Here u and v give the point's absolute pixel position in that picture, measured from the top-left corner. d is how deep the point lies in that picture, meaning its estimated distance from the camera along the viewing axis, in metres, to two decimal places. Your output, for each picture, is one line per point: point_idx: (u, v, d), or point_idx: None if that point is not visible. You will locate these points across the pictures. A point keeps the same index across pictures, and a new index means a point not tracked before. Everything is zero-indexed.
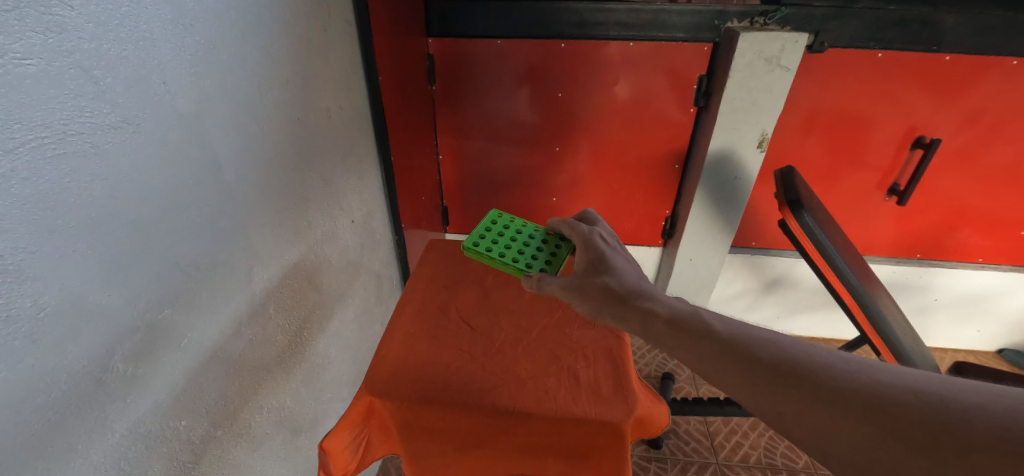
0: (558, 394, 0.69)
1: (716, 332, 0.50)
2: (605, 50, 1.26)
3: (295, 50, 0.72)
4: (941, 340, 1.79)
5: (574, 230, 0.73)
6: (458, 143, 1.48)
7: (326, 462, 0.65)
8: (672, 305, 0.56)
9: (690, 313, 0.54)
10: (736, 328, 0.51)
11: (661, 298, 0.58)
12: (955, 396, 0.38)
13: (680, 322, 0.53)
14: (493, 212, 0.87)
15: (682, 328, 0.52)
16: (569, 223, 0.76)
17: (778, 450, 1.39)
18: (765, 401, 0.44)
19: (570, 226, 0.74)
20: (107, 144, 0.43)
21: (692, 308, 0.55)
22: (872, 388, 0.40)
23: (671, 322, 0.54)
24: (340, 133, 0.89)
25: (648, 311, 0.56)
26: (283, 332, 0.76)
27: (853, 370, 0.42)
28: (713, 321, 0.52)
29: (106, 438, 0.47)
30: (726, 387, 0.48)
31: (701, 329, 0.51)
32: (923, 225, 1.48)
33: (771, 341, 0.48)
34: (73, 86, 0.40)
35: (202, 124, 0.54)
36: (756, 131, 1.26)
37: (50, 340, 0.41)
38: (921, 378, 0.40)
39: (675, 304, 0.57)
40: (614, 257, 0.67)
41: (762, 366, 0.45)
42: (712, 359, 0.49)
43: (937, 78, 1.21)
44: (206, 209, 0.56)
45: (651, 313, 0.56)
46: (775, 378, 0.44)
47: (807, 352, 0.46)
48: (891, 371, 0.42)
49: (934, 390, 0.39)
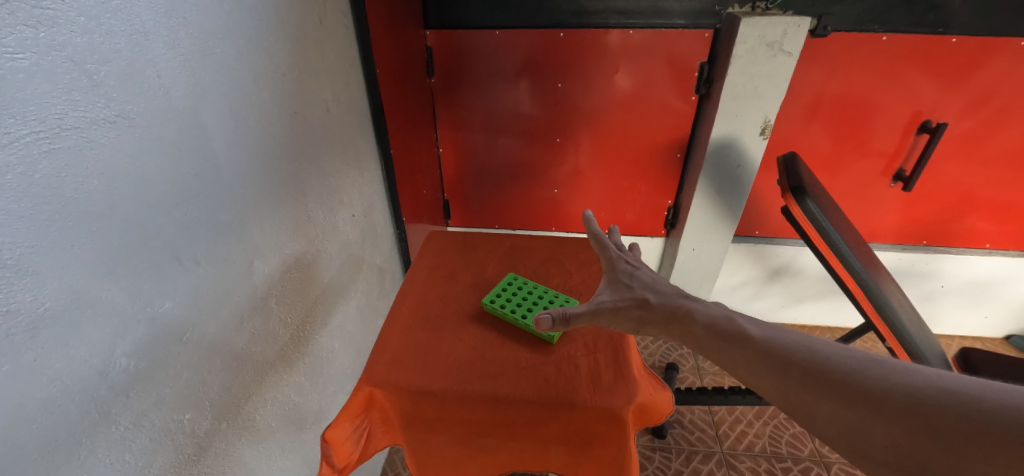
0: (558, 381, 0.68)
1: (752, 337, 0.51)
2: (605, 39, 1.25)
3: (292, 42, 0.72)
4: (947, 327, 1.78)
5: (602, 253, 0.72)
6: (459, 136, 1.48)
7: (329, 452, 0.66)
8: (709, 310, 0.56)
9: (728, 318, 0.55)
10: (771, 332, 0.51)
11: (696, 305, 0.58)
12: (985, 395, 0.37)
13: (719, 327, 0.54)
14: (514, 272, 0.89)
15: (722, 333, 0.53)
16: (596, 243, 0.75)
17: (783, 438, 1.39)
18: (797, 399, 0.45)
19: (598, 247, 0.74)
20: (103, 138, 0.43)
21: (728, 313, 0.56)
22: (902, 390, 0.40)
23: (710, 326, 0.54)
24: (339, 127, 0.89)
25: (686, 316, 0.57)
26: (285, 325, 0.76)
27: (884, 371, 0.42)
28: (750, 327, 0.52)
29: (110, 430, 0.47)
30: (762, 389, 0.48)
31: (738, 334, 0.52)
32: (929, 210, 1.47)
33: (805, 343, 0.48)
34: (66, 81, 0.40)
35: (200, 118, 0.54)
36: (759, 118, 1.24)
37: (51, 333, 0.41)
38: (952, 378, 0.40)
39: (711, 309, 0.57)
40: (645, 273, 0.67)
41: (796, 368, 0.46)
42: (748, 362, 0.50)
43: (945, 61, 1.19)
44: (207, 204, 0.56)
45: (689, 318, 0.57)
46: (808, 378, 0.45)
47: (839, 354, 0.45)
48: (921, 372, 0.41)
49: (964, 390, 0.38)
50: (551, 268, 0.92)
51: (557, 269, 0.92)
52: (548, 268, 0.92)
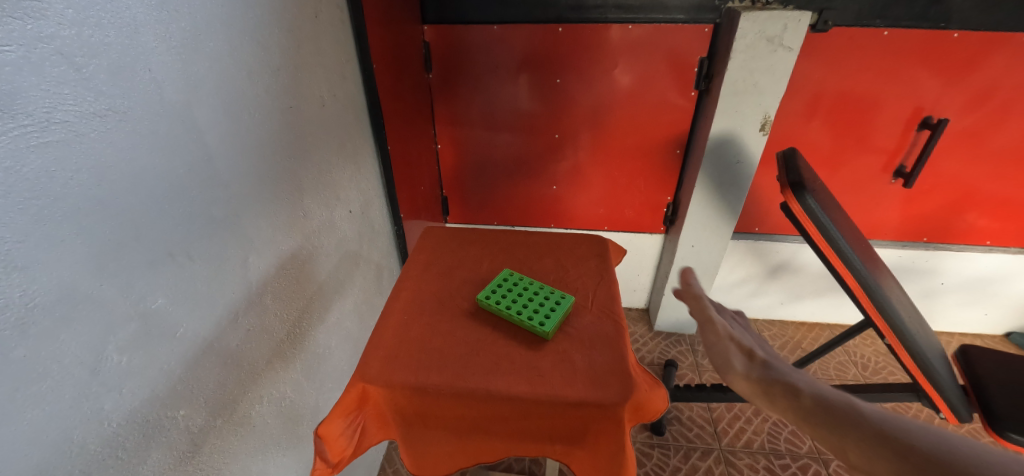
0: (552, 378, 0.68)
1: (868, 416, 0.41)
2: (605, 34, 1.24)
3: (286, 37, 0.71)
4: (947, 324, 1.77)
5: (700, 300, 0.69)
6: (458, 132, 1.47)
7: (323, 448, 0.65)
8: (814, 381, 0.48)
9: (839, 394, 0.46)
10: (926, 434, 0.38)
11: (799, 374, 0.50)
12: None
13: (829, 401, 0.44)
14: (510, 267, 0.88)
15: (832, 408, 0.44)
16: (698, 295, 0.70)
17: (782, 435, 1.39)
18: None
19: (694, 295, 0.70)
20: (93, 132, 0.43)
21: (837, 391, 0.46)
22: None
23: (813, 396, 0.46)
24: (335, 122, 0.88)
25: (786, 383, 0.49)
26: (280, 321, 0.75)
27: None
28: (863, 407, 0.43)
29: (103, 427, 0.47)
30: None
31: (849, 410, 0.43)
32: (929, 207, 1.46)
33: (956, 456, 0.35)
34: (55, 74, 0.39)
35: (193, 112, 0.54)
36: (759, 114, 1.24)
37: (41, 329, 0.40)
38: None
39: (815, 381, 0.48)
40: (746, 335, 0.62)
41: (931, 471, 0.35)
42: (859, 451, 0.40)
43: (946, 56, 1.18)
44: (200, 199, 0.56)
45: (790, 386, 0.48)
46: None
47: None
48: None
49: None
50: (548, 264, 0.91)
51: (554, 265, 0.91)
52: (545, 264, 0.92)
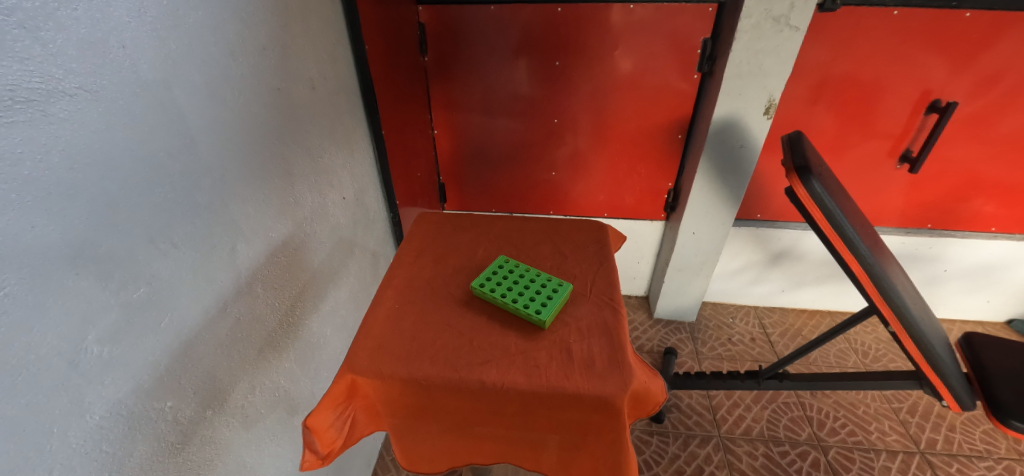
0: (548, 369, 0.66)
1: None
2: (605, 16, 1.20)
3: (272, 14, 0.68)
4: (950, 311, 1.76)
5: None
6: (455, 117, 1.44)
7: (311, 439, 0.64)
8: None
9: None
10: None
11: None
12: None
13: None
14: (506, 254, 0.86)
15: None
16: None
17: (781, 422, 1.38)
18: None
19: None
20: (63, 112, 0.40)
21: None
22: None
23: None
24: (327, 105, 0.85)
25: None
26: (272, 310, 0.74)
27: None
28: None
29: (85, 419, 0.45)
30: None
31: None
32: (935, 193, 1.43)
33: None
34: (16, 48, 0.37)
35: (172, 93, 0.51)
36: (763, 97, 1.20)
37: (13, 320, 0.39)
38: None
39: None
40: None
41: None
42: None
43: (957, 37, 1.15)
44: (182, 184, 0.54)
45: None
46: None
47: None
48: None
49: None
50: (545, 250, 0.89)
51: (551, 251, 0.89)
52: (542, 250, 0.90)
